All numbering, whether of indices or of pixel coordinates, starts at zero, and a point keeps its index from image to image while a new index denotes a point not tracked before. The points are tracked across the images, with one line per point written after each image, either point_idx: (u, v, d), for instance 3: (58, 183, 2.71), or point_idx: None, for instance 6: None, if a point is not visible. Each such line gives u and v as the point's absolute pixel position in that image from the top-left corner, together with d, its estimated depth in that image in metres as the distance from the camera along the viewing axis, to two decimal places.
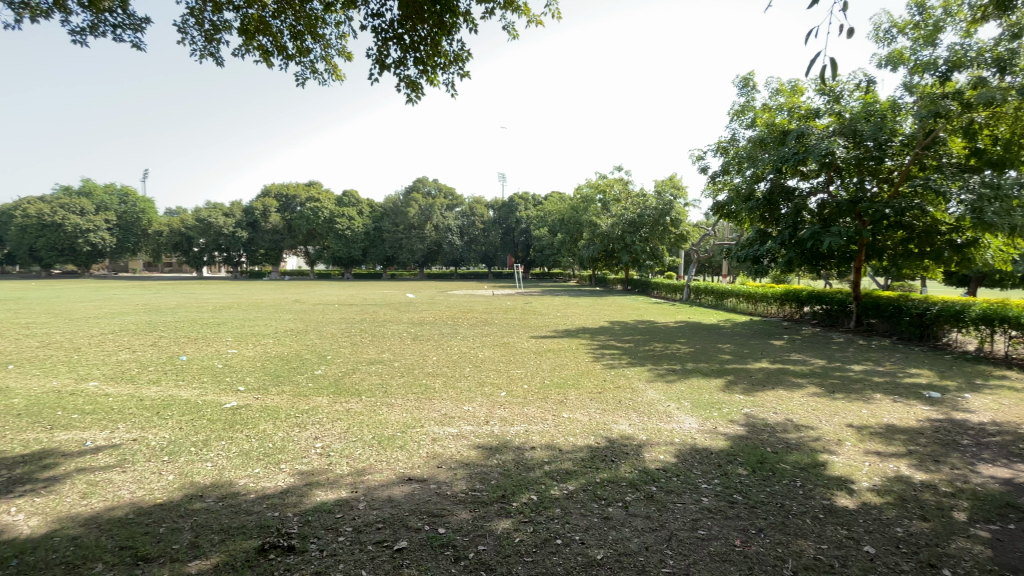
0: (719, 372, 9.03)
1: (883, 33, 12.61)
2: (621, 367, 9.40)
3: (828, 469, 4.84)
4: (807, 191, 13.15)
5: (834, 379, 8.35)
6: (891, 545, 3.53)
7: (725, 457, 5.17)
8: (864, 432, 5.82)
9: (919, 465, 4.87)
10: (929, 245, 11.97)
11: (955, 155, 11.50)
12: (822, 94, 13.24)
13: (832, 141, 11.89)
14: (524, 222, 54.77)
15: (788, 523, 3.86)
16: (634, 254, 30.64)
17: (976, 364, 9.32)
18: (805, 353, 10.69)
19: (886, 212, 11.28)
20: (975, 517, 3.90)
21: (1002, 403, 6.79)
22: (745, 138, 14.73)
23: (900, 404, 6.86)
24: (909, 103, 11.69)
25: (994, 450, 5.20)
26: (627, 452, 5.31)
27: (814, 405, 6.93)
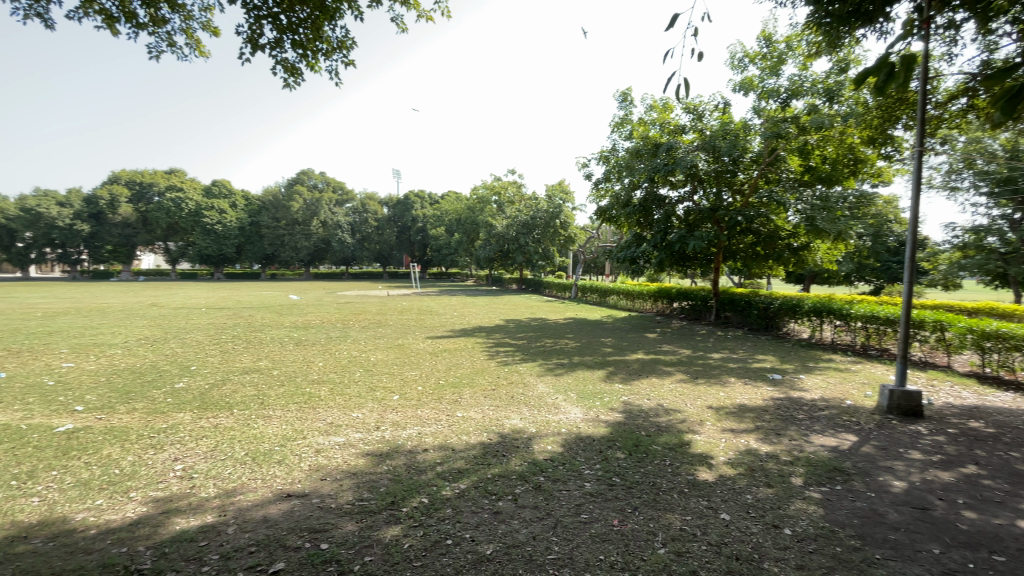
0: (603, 364, 9.67)
1: (737, 61, 14.40)
2: (514, 364, 9.65)
3: (692, 447, 5.43)
4: (676, 200, 14.60)
5: (699, 366, 9.38)
6: (742, 511, 4.05)
7: (606, 443, 5.55)
8: (722, 412, 6.61)
9: (765, 438, 5.65)
10: (772, 248, 13.94)
11: (793, 170, 13.45)
12: (688, 112, 14.78)
13: (696, 155, 13.40)
14: (420, 221, 53.39)
15: (659, 499, 4.25)
16: (528, 254, 31.60)
17: (807, 349, 11.06)
18: (676, 344, 11.87)
19: (739, 219, 13.04)
20: (806, 480, 4.61)
21: (827, 382, 8.13)
22: (624, 148, 15.94)
23: (749, 386, 7.92)
24: (757, 124, 13.48)
25: (823, 422, 6.20)
26: (518, 446, 5.46)
27: (682, 390, 7.72)
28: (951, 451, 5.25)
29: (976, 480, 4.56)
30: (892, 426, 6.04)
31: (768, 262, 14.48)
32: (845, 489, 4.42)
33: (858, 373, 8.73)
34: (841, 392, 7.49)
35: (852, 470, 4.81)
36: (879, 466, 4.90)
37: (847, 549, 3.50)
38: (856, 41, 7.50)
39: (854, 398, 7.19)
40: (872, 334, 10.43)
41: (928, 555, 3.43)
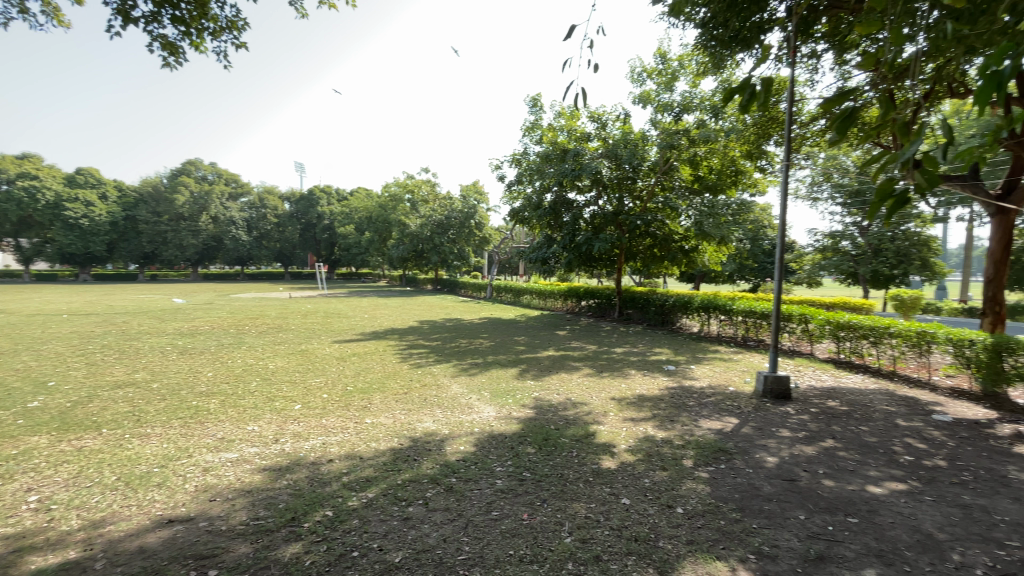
0: (515, 362, 9.88)
1: (636, 75, 15.41)
2: (427, 365, 9.52)
3: (597, 437, 5.73)
4: (583, 203, 15.31)
5: (603, 361, 9.91)
6: (641, 495, 4.34)
7: (516, 440, 5.67)
8: (623, 403, 7.05)
9: (661, 425, 6.12)
10: (667, 250, 15.10)
11: (684, 179, 14.64)
12: (593, 120, 15.55)
13: (600, 162, 14.21)
14: (327, 218, 49.83)
15: (566, 490, 4.43)
16: (442, 254, 31.26)
17: (698, 342, 12.14)
18: (584, 341, 12.43)
19: (638, 223, 14.00)
20: (696, 461, 5.06)
21: (713, 370, 9.00)
22: (535, 153, 16.40)
23: (648, 377, 8.53)
24: (654, 135, 14.50)
25: (710, 407, 6.85)
26: (429, 449, 5.39)
27: (588, 384, 8.11)
28: (812, 427, 6.06)
29: (831, 452, 5.31)
30: (766, 408, 6.83)
31: (664, 262, 15.65)
32: (728, 467, 4.92)
33: (739, 362, 9.76)
34: (725, 379, 8.32)
35: (734, 450, 5.36)
36: (756, 444, 5.51)
37: (730, 521, 3.90)
38: (736, 63, 8.34)
39: (736, 385, 8.02)
40: (750, 327, 11.70)
41: (795, 520, 3.92)
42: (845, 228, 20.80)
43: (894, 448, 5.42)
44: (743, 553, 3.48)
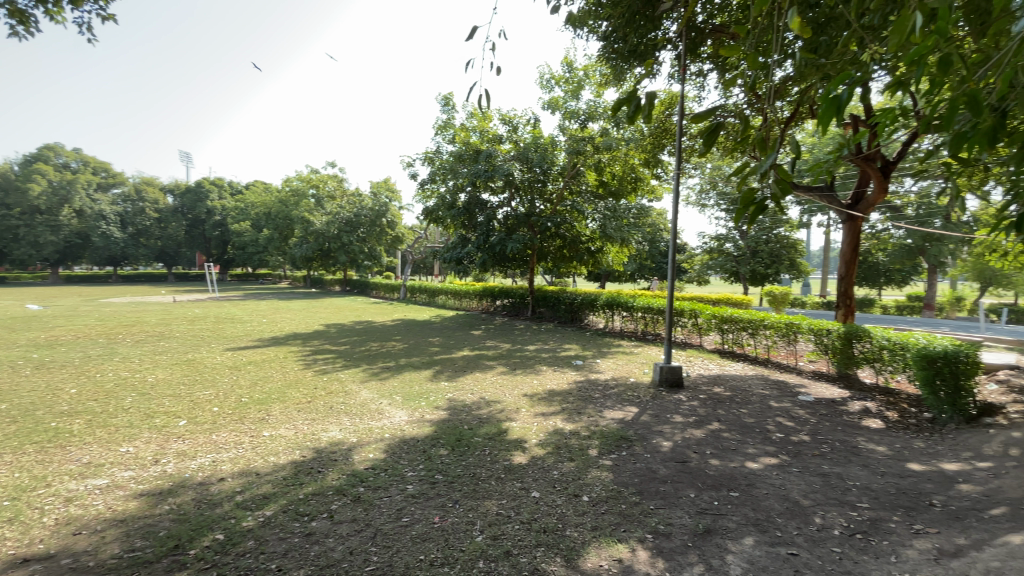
0: (428, 363, 9.72)
1: (545, 81, 15.91)
2: (334, 371, 9.07)
3: (509, 434, 5.83)
4: (496, 204, 15.50)
5: (516, 358, 10.10)
6: (550, 487, 4.50)
7: (429, 442, 5.59)
8: (534, 398, 7.25)
9: (569, 418, 6.38)
10: (575, 250, 15.75)
11: (590, 184, 15.32)
12: (504, 122, 15.79)
13: (512, 164, 14.49)
14: (219, 214, 45.52)
15: (478, 489, 4.45)
16: (351, 254, 29.90)
17: (604, 338, 12.81)
18: (498, 339, 12.58)
19: (549, 224, 14.48)
20: (601, 450, 5.34)
21: (617, 364, 9.56)
22: (447, 152, 16.29)
23: (558, 373, 8.85)
24: (562, 140, 15.04)
25: (613, 399, 7.27)
26: (335, 459, 5.13)
27: (501, 382, 8.22)
28: (701, 412, 6.66)
29: (717, 434, 5.88)
30: (663, 397, 7.39)
31: (573, 262, 16.29)
32: (629, 454, 5.25)
33: (640, 355, 10.45)
34: (628, 372, 8.87)
35: (635, 437, 5.74)
36: (654, 431, 5.95)
37: (631, 505, 4.16)
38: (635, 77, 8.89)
39: (637, 376, 8.59)
40: (649, 322, 12.59)
41: (687, 499, 4.28)
42: (728, 232, 23.11)
43: (768, 427, 6.14)
44: (642, 533, 3.73)
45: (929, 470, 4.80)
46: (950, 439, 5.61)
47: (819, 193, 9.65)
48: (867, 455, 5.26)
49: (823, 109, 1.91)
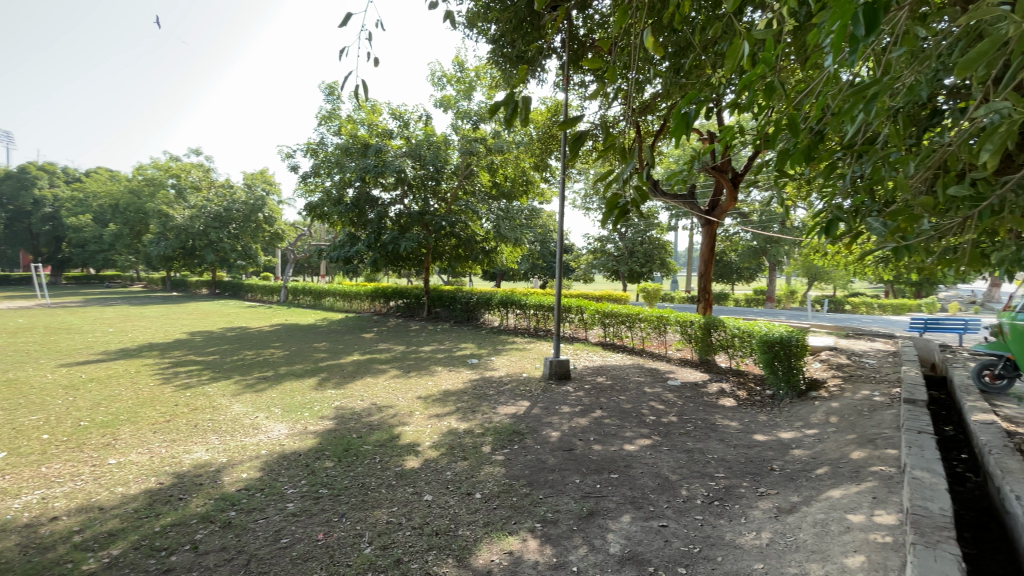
0: (314, 371, 9.09)
1: (437, 79, 15.73)
2: (201, 384, 8.07)
3: (400, 439, 5.66)
4: (387, 202, 14.98)
5: (410, 360, 9.85)
6: (443, 488, 4.45)
7: (312, 455, 5.22)
8: (428, 400, 7.13)
9: (463, 417, 6.38)
10: (471, 250, 15.79)
11: (484, 185, 15.47)
12: (394, 117, 15.31)
13: (403, 161, 14.12)
14: (45, 204, 38.06)
15: (367, 500, 4.26)
16: (221, 252, 26.84)
17: (498, 335, 13.04)
18: (391, 341, 12.17)
19: (443, 224, 14.37)
20: (494, 446, 5.42)
21: (511, 361, 9.78)
22: (333, 145, 15.36)
23: (453, 373, 8.81)
24: (455, 140, 14.99)
25: (507, 395, 7.43)
26: (201, 483, 4.56)
27: (394, 386, 7.97)
28: (586, 402, 7.09)
29: (600, 421, 6.30)
30: (552, 389, 7.73)
31: (467, 262, 16.30)
32: (521, 447, 5.39)
33: (532, 351, 10.82)
34: (520, 368, 9.13)
35: (526, 431, 5.92)
36: (544, 423, 6.18)
37: (521, 497, 4.28)
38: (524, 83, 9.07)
39: (529, 372, 8.87)
40: (541, 319, 13.09)
41: (573, 485, 4.51)
42: (610, 233, 24.89)
43: (644, 411, 6.73)
44: (531, 524, 3.85)
45: (770, 439, 5.62)
46: (785, 412, 6.63)
47: (682, 200, 10.78)
48: (723, 430, 6.01)
49: (677, 123, 1.97)
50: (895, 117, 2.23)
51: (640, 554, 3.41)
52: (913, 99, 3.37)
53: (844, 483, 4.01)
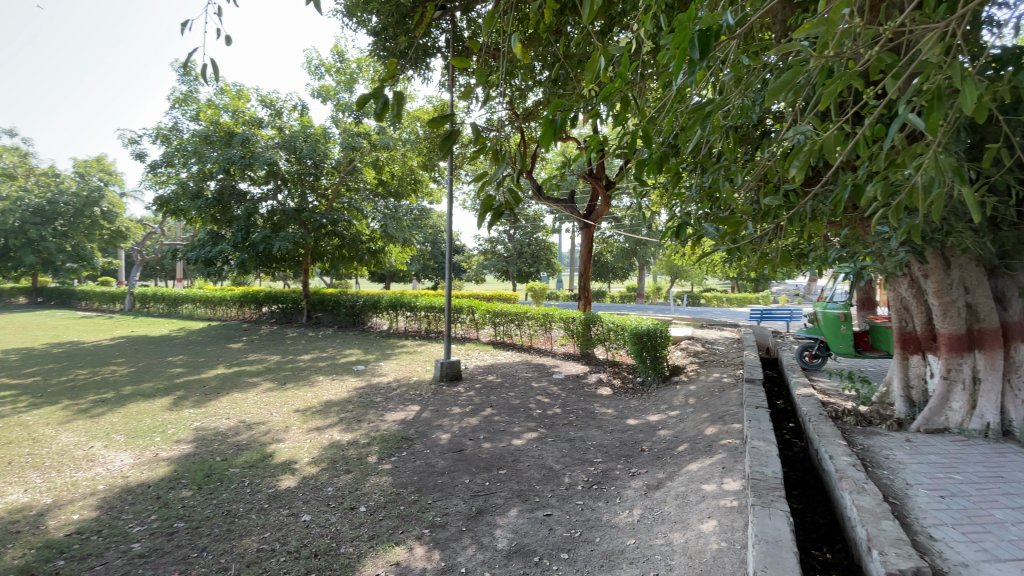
0: (167, 389, 7.92)
1: (313, 67, 14.69)
2: (10, 414, 6.58)
3: (275, 457, 5.17)
4: (258, 197, 13.63)
5: (287, 371, 9.04)
6: (323, 505, 4.16)
7: (166, 485, 4.54)
8: (308, 413, 6.62)
9: (347, 428, 6.03)
10: (355, 250, 15.00)
11: (368, 182, 14.79)
12: (264, 105, 13.98)
13: (276, 153, 12.97)
14: None
15: (233, 528, 3.81)
16: (41, 253, 22.25)
17: (387, 339, 12.56)
18: (265, 351, 11.08)
19: (323, 222, 13.42)
20: (380, 455, 5.19)
21: (399, 365, 9.49)
22: (189, 131, 13.57)
23: (335, 381, 8.28)
24: (335, 134, 14.12)
25: (394, 400, 7.18)
26: (11, 534, 3.72)
27: (268, 400, 7.26)
28: (476, 401, 7.14)
29: (489, 419, 6.38)
30: (442, 391, 7.64)
31: (352, 262, 15.44)
32: (409, 453, 5.25)
33: (422, 354, 10.60)
34: (409, 371, 8.90)
35: (415, 435, 5.77)
36: (433, 426, 6.08)
37: (409, 504, 4.16)
38: (407, 80, 8.74)
39: (418, 375, 8.67)
40: (431, 320, 12.90)
41: (462, 486, 4.50)
42: (499, 235, 25.42)
43: (531, 405, 6.96)
44: (419, 530, 3.76)
45: (641, 422, 6.16)
46: (654, 397, 7.31)
47: (562, 204, 11.36)
48: (601, 417, 6.45)
49: (544, 126, 1.91)
50: (729, 133, 2.50)
51: (526, 546, 3.51)
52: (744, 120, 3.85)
53: (700, 457, 4.53)
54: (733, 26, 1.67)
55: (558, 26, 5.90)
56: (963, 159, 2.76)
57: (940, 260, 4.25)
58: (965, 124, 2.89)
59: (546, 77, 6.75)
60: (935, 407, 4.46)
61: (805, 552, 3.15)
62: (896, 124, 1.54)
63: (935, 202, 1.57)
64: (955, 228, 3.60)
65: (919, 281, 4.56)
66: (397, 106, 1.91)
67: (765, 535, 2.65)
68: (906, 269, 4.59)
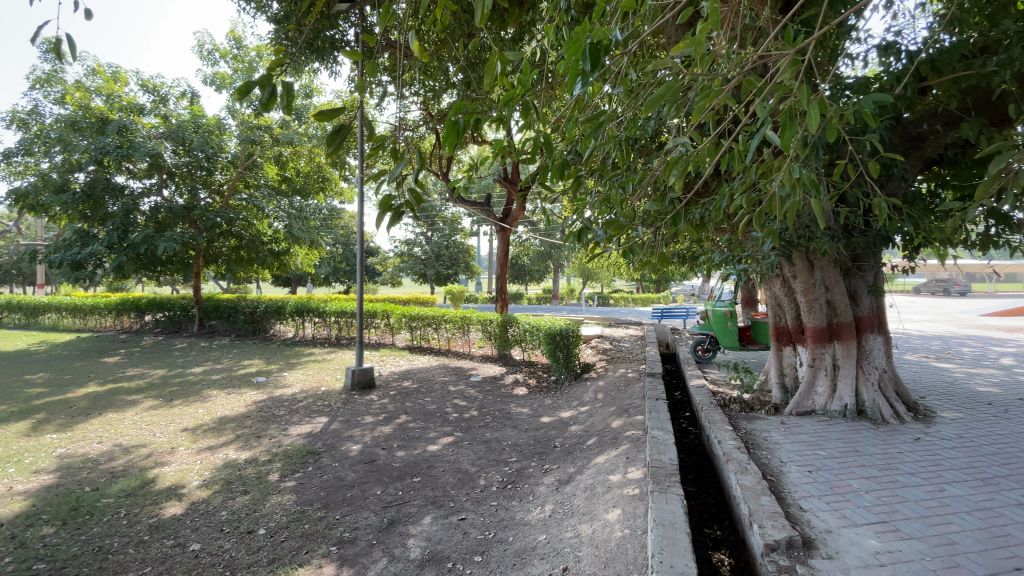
0: (21, 412, 6.78)
1: (206, 52, 13.43)
2: None
3: (158, 483, 4.62)
4: (138, 192, 12.17)
5: (174, 386, 8.13)
6: (216, 531, 3.79)
7: (18, 524, 3.87)
8: (199, 431, 6.00)
9: (245, 445, 5.56)
10: (256, 252, 13.76)
11: (270, 179, 13.79)
12: (146, 91, 12.54)
13: (160, 143, 11.69)
14: None
15: (106, 566, 3.35)
16: None
17: (292, 347, 11.78)
18: (146, 365, 9.87)
19: (217, 220, 12.26)
20: (283, 472, 4.84)
21: (305, 374, 8.93)
22: (51, 115, 11.80)
23: (232, 395, 7.60)
24: (231, 126, 13.03)
25: (299, 413, 6.74)
26: None
27: (150, 419, 6.48)
28: (390, 408, 6.92)
29: (403, 426, 6.21)
30: (354, 400, 7.31)
31: (251, 265, 14.21)
32: (316, 468, 4.95)
33: (332, 361, 10.07)
34: (317, 381, 8.40)
35: (322, 449, 5.46)
36: (343, 438, 5.79)
37: (314, 522, 3.92)
38: (313, 73, 8.28)
39: (327, 385, 8.21)
40: (342, 326, 12.31)
41: (373, 497, 4.33)
42: (416, 236, 25.05)
43: (447, 409, 6.89)
44: (326, 548, 3.55)
45: (554, 420, 6.35)
46: (566, 394, 7.57)
47: (478, 207, 11.41)
48: (516, 417, 6.55)
49: (446, 124, 1.83)
50: (622, 144, 2.67)
51: (439, 553, 3.45)
52: (640, 131, 4.11)
53: (607, 449, 4.76)
54: (621, 40, 1.79)
55: (468, 30, 5.94)
56: (820, 173, 3.16)
57: (805, 262, 4.86)
58: (821, 144, 3.32)
59: (458, 80, 6.75)
60: (804, 392, 5.07)
61: (699, 531, 3.42)
62: (757, 139, 1.73)
63: (789, 208, 1.78)
64: (815, 235, 4.13)
65: (789, 281, 5.19)
66: (286, 97, 1.70)
67: (662, 519, 2.84)
68: (779, 270, 5.19)
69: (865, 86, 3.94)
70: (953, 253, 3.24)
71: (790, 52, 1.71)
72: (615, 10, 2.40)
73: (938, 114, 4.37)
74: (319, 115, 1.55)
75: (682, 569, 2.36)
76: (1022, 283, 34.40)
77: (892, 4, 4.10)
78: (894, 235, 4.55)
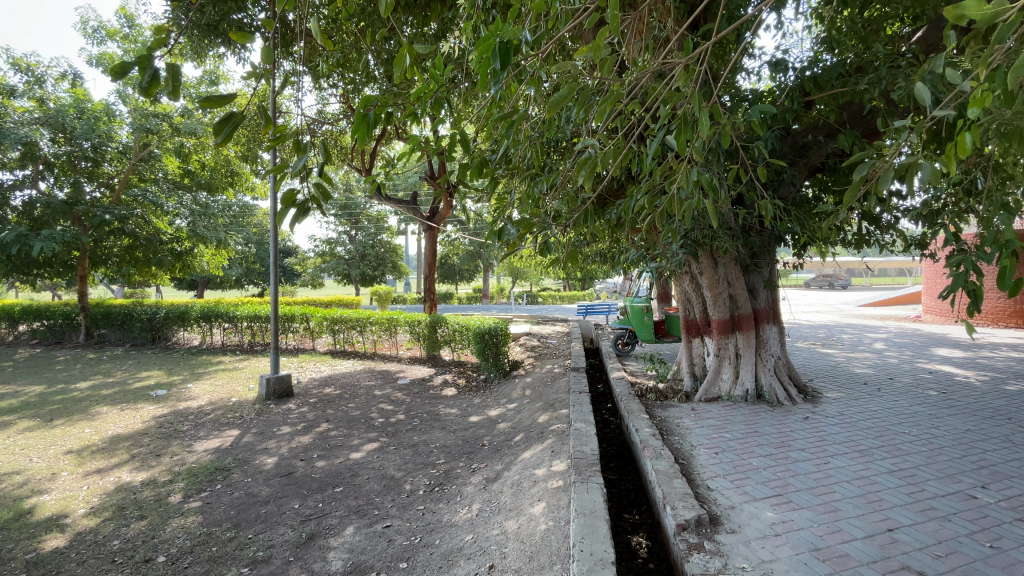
0: None
1: (90, 30, 11.99)
2: None
3: (35, 514, 4.04)
4: (8, 184, 10.66)
5: (54, 405, 7.14)
6: (106, 563, 3.38)
7: None
8: (86, 453, 5.34)
9: (141, 465, 5.02)
10: (152, 253, 12.21)
11: (170, 172, 12.51)
12: (15, 70, 10.96)
13: (34, 130, 10.29)
14: None
15: None
16: None
17: (198, 356, 10.85)
18: (20, 381, 8.62)
19: (106, 217, 10.93)
20: (186, 493, 4.43)
21: (214, 385, 8.25)
22: None
23: (127, 411, 6.85)
24: (122, 112, 11.78)
25: (206, 427, 6.22)
26: None
27: (23, 442, 5.64)
28: (310, 417, 6.56)
29: (324, 434, 5.92)
30: (270, 411, 6.84)
31: (147, 267, 12.76)
32: (225, 485, 4.58)
33: (245, 370, 9.37)
34: (227, 392, 7.82)
35: (233, 464, 5.07)
36: (256, 451, 5.42)
37: (223, 543, 3.61)
38: (217, 58, 7.61)
39: (238, 395, 7.64)
40: (256, 331, 11.52)
41: (290, 512, 4.08)
42: (338, 236, 24.10)
43: (372, 415, 6.68)
44: (236, 570, 3.29)
45: (482, 419, 6.36)
46: (495, 393, 7.59)
47: (405, 206, 11.13)
48: (445, 418, 6.49)
49: (356, 117, 1.70)
50: (536, 143, 2.71)
51: (362, 563, 3.33)
52: (560, 131, 4.21)
53: (533, 444, 4.84)
54: (530, 43, 1.83)
55: (385, 23, 5.72)
56: (722, 176, 3.38)
57: (709, 259, 5.26)
58: (721, 151, 3.57)
59: (379, 74, 6.49)
60: (710, 379, 5.47)
61: (619, 517, 3.57)
62: (656, 142, 1.84)
63: (686, 208, 1.93)
64: (717, 235, 4.44)
65: (697, 277, 5.57)
66: (171, 81, 1.51)
67: (583, 508, 2.92)
68: (687, 268, 5.57)
69: (759, 97, 4.32)
70: (831, 251, 3.57)
71: (683, 61, 1.84)
72: (527, 12, 2.43)
73: (820, 126, 4.88)
74: (206, 101, 1.39)
75: (600, 555, 2.44)
76: (890, 277, 39.41)
77: (782, 25, 4.53)
78: (786, 234, 5.01)
